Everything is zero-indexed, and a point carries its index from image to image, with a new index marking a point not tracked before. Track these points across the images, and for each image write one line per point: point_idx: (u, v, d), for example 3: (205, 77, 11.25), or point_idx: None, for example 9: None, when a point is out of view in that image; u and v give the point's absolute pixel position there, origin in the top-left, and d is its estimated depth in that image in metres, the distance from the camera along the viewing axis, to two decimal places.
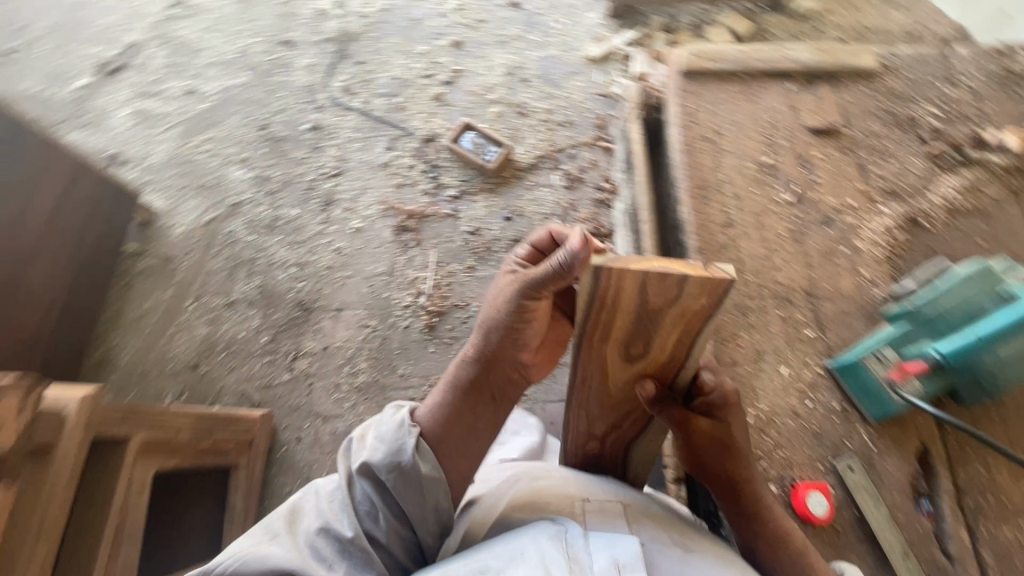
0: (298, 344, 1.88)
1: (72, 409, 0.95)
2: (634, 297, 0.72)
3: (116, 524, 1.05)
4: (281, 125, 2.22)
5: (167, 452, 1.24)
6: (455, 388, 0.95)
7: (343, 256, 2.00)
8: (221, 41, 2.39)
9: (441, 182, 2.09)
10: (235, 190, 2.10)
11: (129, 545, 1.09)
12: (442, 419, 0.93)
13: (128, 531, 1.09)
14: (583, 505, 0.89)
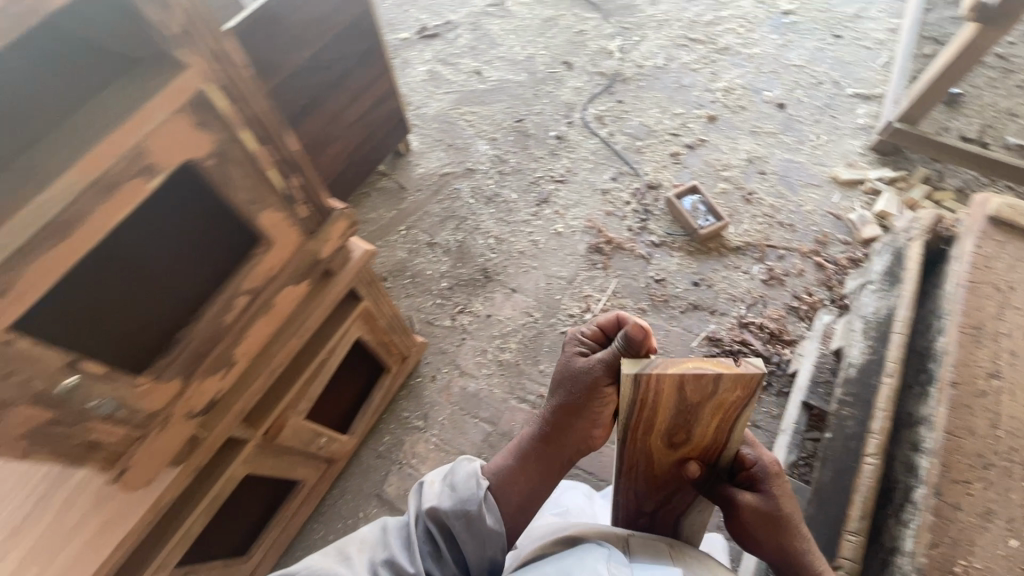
0: (468, 302, 2.07)
1: (357, 255, 1.16)
2: (673, 397, 0.66)
3: (323, 358, 1.24)
4: (534, 125, 2.50)
5: (369, 328, 1.42)
6: (523, 454, 0.98)
7: (536, 249, 2.18)
8: (516, 43, 2.76)
9: (647, 226, 2.20)
10: (475, 159, 2.40)
11: (318, 381, 1.27)
12: (505, 480, 0.96)
13: (324, 370, 1.27)
14: (627, 541, 0.84)
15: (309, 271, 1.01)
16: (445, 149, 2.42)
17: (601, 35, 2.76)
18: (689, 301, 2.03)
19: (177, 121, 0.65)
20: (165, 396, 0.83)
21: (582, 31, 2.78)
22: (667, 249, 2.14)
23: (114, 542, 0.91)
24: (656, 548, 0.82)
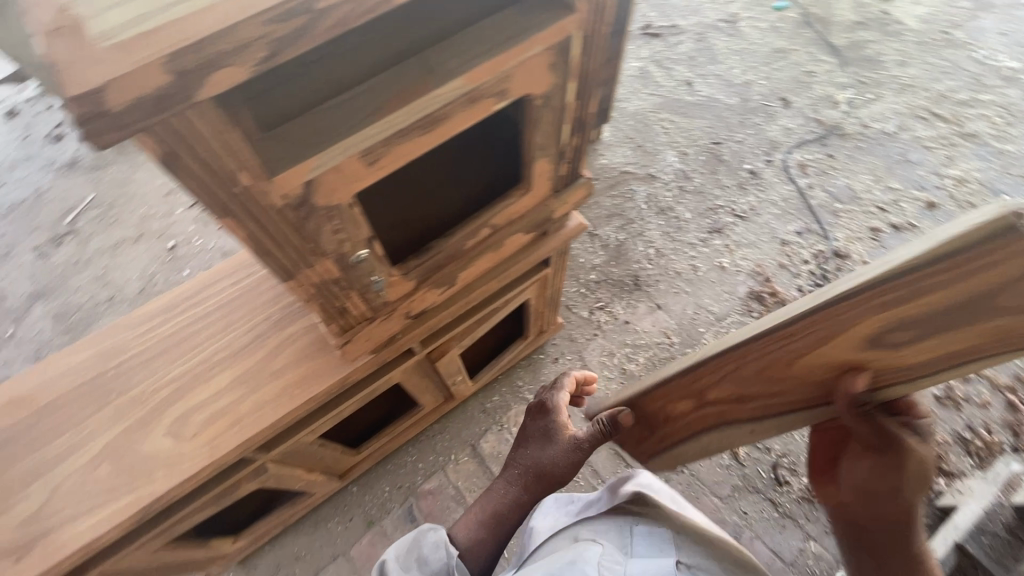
0: (610, 302, 2.06)
1: (573, 224, 1.16)
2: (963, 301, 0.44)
3: (498, 306, 1.26)
4: (730, 152, 2.39)
5: (538, 295, 1.44)
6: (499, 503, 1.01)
7: (694, 275, 2.10)
8: (737, 65, 2.64)
9: None
10: (660, 168, 2.36)
11: (482, 325, 1.31)
12: (481, 532, 0.98)
13: (491, 317, 1.30)
14: (629, 531, 0.95)
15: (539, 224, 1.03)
16: (634, 148, 2.40)
17: (831, 81, 2.56)
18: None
19: (543, 58, 0.68)
20: (400, 293, 0.90)
21: (812, 72, 2.59)
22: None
23: (306, 396, 1.02)
24: (657, 538, 0.92)
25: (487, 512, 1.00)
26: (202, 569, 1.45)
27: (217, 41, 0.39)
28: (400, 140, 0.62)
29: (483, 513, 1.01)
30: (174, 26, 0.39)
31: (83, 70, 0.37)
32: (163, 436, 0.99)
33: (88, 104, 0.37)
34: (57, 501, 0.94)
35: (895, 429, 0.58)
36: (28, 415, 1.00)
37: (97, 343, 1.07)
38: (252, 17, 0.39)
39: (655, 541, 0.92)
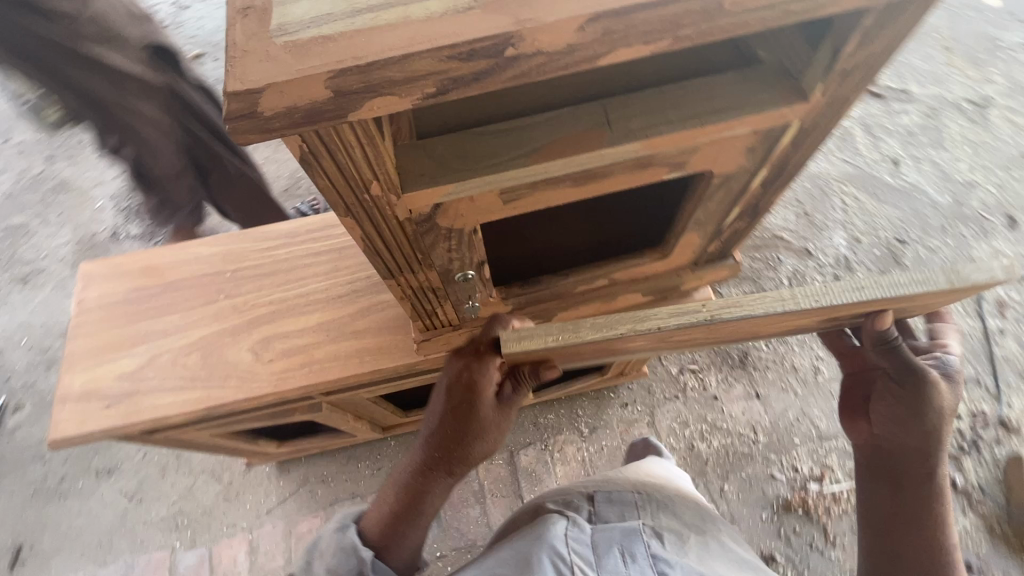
0: (705, 368, 1.84)
1: (699, 298, 1.02)
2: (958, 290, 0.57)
3: None
4: (915, 256, 2.00)
5: None
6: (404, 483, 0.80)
7: (812, 377, 1.80)
8: (965, 158, 2.19)
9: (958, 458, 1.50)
10: (821, 245, 2.05)
11: None
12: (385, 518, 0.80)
13: None
14: (586, 504, 0.90)
15: (663, 291, 0.91)
16: (799, 214, 2.09)
17: None
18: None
19: (743, 138, 0.57)
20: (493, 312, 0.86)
21: None
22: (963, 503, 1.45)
23: (376, 366, 1.03)
24: (619, 506, 0.88)
25: (400, 496, 0.80)
26: (243, 457, 1.57)
27: (387, 67, 0.34)
28: (547, 186, 0.56)
29: (394, 503, 0.80)
30: (352, 40, 0.35)
31: (251, 64, 0.34)
32: (248, 349, 1.06)
33: (243, 101, 0.34)
34: (152, 368, 1.05)
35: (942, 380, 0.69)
36: (156, 284, 1.13)
37: (225, 242, 1.17)
38: (431, 51, 0.35)
39: (615, 506, 0.88)
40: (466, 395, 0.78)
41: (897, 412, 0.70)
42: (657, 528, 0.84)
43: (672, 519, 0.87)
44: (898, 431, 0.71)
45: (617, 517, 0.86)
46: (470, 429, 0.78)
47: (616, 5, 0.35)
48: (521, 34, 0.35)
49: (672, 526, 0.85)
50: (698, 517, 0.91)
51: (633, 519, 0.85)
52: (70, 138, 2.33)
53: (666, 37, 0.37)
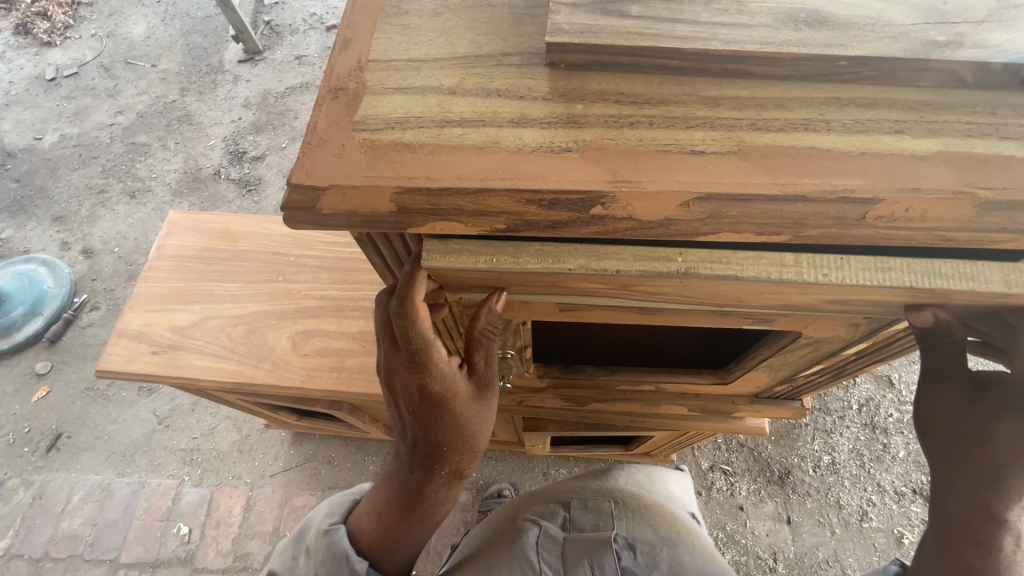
0: (740, 474, 1.69)
1: (747, 425, 0.93)
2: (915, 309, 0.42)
3: (611, 426, 1.09)
4: None
5: (659, 438, 1.23)
6: (387, 501, 0.60)
7: (856, 521, 1.62)
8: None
9: None
10: (909, 381, 1.81)
11: (584, 427, 1.16)
12: (374, 534, 0.62)
13: (598, 427, 1.14)
14: (563, 508, 0.69)
15: (707, 408, 0.83)
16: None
17: None
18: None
19: (842, 316, 0.49)
20: (527, 385, 0.82)
21: None
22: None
23: None
24: (597, 512, 0.68)
25: (385, 512, 0.60)
26: (264, 419, 1.63)
27: (459, 195, 0.31)
28: (609, 310, 0.51)
29: (382, 520, 0.61)
30: (432, 156, 0.32)
31: (323, 158, 0.33)
32: (289, 336, 1.08)
33: (304, 194, 0.32)
34: (201, 329, 1.10)
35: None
36: (227, 250, 1.18)
37: (298, 227, 1.21)
38: (510, 190, 0.31)
39: (593, 512, 0.68)
40: (436, 404, 0.49)
41: (938, 419, 0.46)
42: (632, 540, 0.63)
43: (656, 529, 0.65)
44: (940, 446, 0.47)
45: (590, 527, 0.65)
46: (457, 432, 0.51)
47: (734, 190, 0.30)
48: (614, 195, 0.31)
49: (652, 539, 0.64)
50: (693, 535, 0.68)
51: (609, 530, 0.64)
52: (205, 77, 2.50)
53: (785, 232, 0.31)
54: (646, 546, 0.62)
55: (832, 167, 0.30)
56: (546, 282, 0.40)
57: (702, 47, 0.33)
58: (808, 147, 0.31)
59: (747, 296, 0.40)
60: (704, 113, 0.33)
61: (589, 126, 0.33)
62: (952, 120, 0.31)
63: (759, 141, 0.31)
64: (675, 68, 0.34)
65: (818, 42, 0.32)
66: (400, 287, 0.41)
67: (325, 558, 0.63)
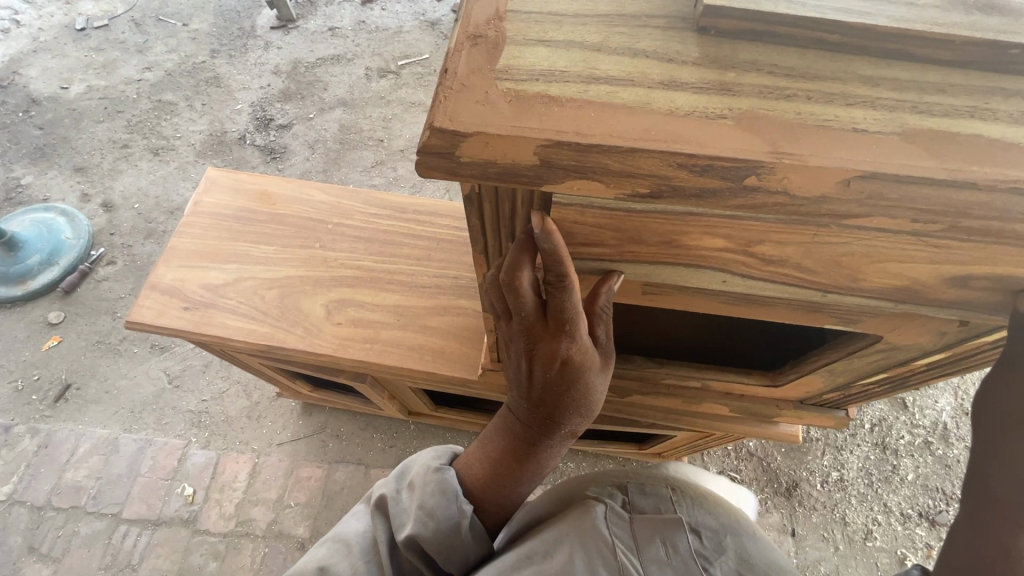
0: (748, 483, 1.69)
1: (783, 431, 0.92)
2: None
3: (640, 421, 1.08)
4: None
5: (683, 438, 1.22)
6: (493, 462, 0.59)
7: (860, 539, 1.62)
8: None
9: None
10: (924, 406, 1.80)
11: (610, 420, 1.15)
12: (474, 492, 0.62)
13: (625, 422, 1.13)
14: (617, 490, 0.68)
15: (750, 410, 0.82)
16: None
17: None
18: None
19: (934, 321, 0.48)
20: None
21: None
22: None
23: (433, 369, 1.01)
24: (656, 497, 0.66)
25: (489, 472, 0.60)
26: (277, 387, 1.62)
27: (609, 154, 0.30)
28: (694, 299, 0.50)
29: (484, 480, 0.60)
30: (581, 112, 0.31)
31: (464, 104, 0.31)
32: (322, 304, 1.07)
33: (445, 140, 0.31)
34: (234, 289, 1.09)
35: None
36: (263, 212, 1.17)
37: (336, 196, 1.19)
38: (663, 153, 0.30)
39: (651, 496, 0.67)
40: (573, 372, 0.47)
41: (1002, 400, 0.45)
42: (695, 525, 0.62)
43: (716, 515, 0.65)
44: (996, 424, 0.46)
45: (652, 509, 0.64)
46: (584, 400, 0.50)
47: (902, 172, 0.29)
48: (771, 166, 0.29)
49: (713, 524, 0.63)
50: (750, 522, 0.68)
51: (670, 514, 0.63)
52: (236, 40, 2.47)
53: (943, 221, 0.30)
54: (710, 531, 0.62)
55: (1002, 157, 0.29)
56: (665, 238, 0.38)
57: (867, 23, 0.31)
58: (975, 134, 0.30)
59: (870, 267, 0.38)
60: (863, 92, 0.31)
61: (744, 95, 0.31)
62: None
63: (923, 124, 0.30)
64: (833, 43, 0.32)
65: (990, 28, 0.31)
66: (551, 253, 0.39)
67: (436, 493, 0.59)
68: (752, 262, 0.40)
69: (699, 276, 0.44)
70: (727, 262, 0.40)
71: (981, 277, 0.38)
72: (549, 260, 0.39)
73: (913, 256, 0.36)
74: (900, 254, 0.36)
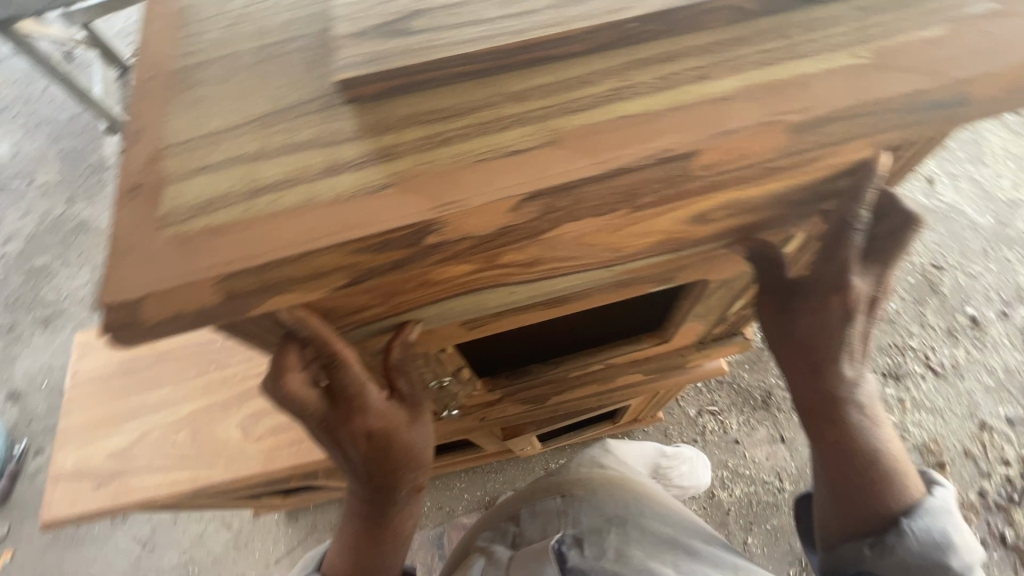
0: (726, 411, 1.62)
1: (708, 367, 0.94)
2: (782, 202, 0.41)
3: (589, 408, 1.09)
4: (954, 283, 1.69)
5: (641, 402, 1.24)
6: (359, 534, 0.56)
7: None
8: (1010, 173, 1.82)
9: (1008, 510, 1.44)
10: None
11: (565, 416, 1.15)
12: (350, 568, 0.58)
13: (578, 412, 1.13)
14: (512, 523, 0.71)
15: (661, 366, 0.84)
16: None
17: None
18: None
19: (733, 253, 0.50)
20: (482, 404, 0.80)
21: None
22: (1014, 563, 1.38)
23: None
24: (544, 518, 0.69)
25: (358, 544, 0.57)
26: (248, 510, 1.55)
27: (286, 265, 0.29)
28: (514, 312, 0.50)
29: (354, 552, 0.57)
30: (247, 232, 0.30)
31: (129, 268, 0.30)
32: (237, 425, 1.03)
33: (121, 311, 0.30)
34: (143, 446, 1.03)
35: (854, 277, 0.42)
36: (147, 357, 1.11)
37: None
38: (335, 246, 0.29)
39: (541, 518, 0.69)
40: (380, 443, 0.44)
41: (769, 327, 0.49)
42: (578, 535, 0.63)
43: (602, 512, 0.66)
44: (767, 349, 0.50)
45: (539, 535, 0.66)
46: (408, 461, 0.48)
47: (558, 181, 0.29)
48: (441, 220, 0.29)
49: (598, 524, 0.65)
50: (648, 497, 0.70)
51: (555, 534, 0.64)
52: (88, 179, 2.36)
53: (622, 207, 0.31)
54: (592, 537, 0.63)
55: (645, 131, 0.30)
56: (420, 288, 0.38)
57: (494, 46, 0.32)
58: (618, 117, 0.30)
59: (621, 239, 0.39)
60: (515, 109, 0.32)
61: (402, 155, 0.31)
62: (748, 52, 0.31)
63: (571, 124, 0.31)
64: (476, 71, 0.32)
65: (600, 12, 0.31)
66: (314, 338, 0.36)
67: None
68: (517, 271, 0.40)
69: (489, 297, 0.44)
70: (493, 279, 0.40)
71: (720, 212, 0.39)
72: (316, 344, 0.37)
73: (646, 222, 0.37)
74: (634, 223, 0.36)
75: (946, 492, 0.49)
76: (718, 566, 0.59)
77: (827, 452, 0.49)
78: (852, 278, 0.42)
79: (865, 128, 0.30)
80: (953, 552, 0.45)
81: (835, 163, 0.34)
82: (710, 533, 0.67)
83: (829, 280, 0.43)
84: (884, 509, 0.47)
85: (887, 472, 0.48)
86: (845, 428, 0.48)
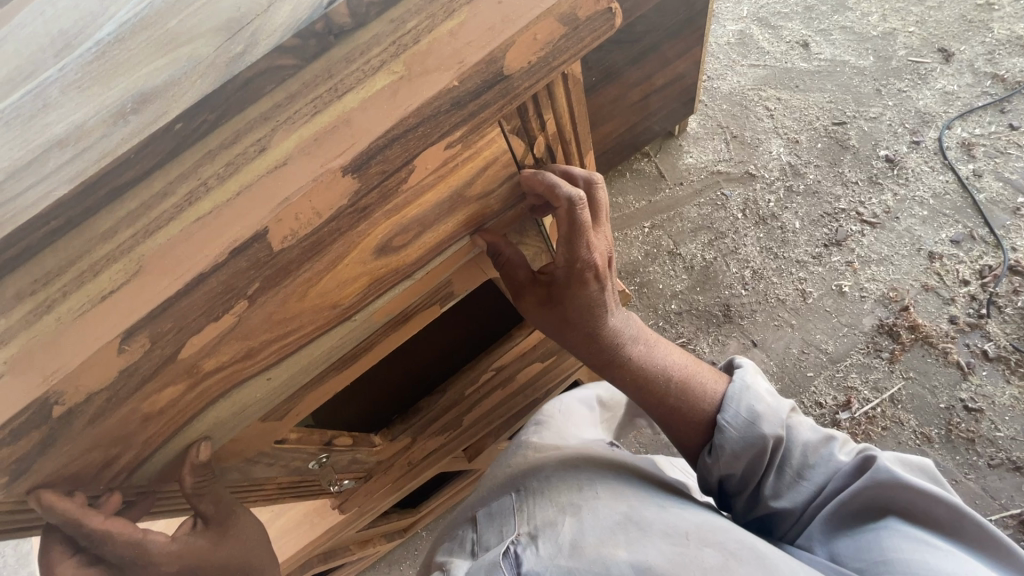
0: (694, 339, 1.37)
1: None
2: (464, 194, 0.39)
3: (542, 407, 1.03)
4: (858, 132, 1.50)
5: None
6: None
7: (803, 303, 1.36)
8: (874, 9, 1.66)
9: (982, 325, 1.28)
10: (762, 162, 1.51)
11: None
12: None
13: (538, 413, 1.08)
14: (468, 530, 0.59)
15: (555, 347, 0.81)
16: (726, 138, 1.54)
17: None
18: (1008, 455, 1.17)
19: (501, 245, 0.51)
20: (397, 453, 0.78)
21: (991, 5, 1.60)
22: (1005, 371, 1.23)
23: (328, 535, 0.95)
24: (500, 519, 0.56)
25: None
26: None
27: None
28: (308, 388, 0.49)
29: None
30: None
31: None
32: None
33: None
34: None
35: (593, 257, 0.47)
36: None
37: None
38: None
39: (496, 520, 0.56)
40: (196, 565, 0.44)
41: (545, 321, 0.53)
42: (534, 531, 0.52)
43: (554, 502, 0.54)
44: (553, 334, 0.54)
45: (496, 541, 0.54)
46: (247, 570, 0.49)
47: (150, 307, 0.30)
48: (56, 390, 0.30)
49: (553, 516, 0.52)
50: (606, 471, 0.57)
51: (511, 535, 0.53)
52: None
53: (236, 301, 0.32)
54: (548, 529, 0.51)
55: (219, 227, 0.30)
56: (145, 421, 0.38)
57: (58, 198, 0.31)
58: (196, 221, 0.30)
59: (317, 303, 0.37)
60: (105, 249, 0.31)
61: (11, 337, 0.30)
62: (300, 106, 0.31)
63: (153, 246, 0.30)
64: (63, 225, 0.31)
65: (146, 125, 0.31)
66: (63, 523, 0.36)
67: None
68: None
69: (248, 395, 0.43)
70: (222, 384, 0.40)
71: (396, 239, 0.37)
72: (71, 525, 0.37)
73: (320, 282, 0.36)
74: (307, 289, 0.35)
75: (743, 372, 0.56)
76: (675, 536, 0.46)
77: (635, 386, 0.58)
78: (596, 255, 0.47)
79: (426, 138, 0.31)
80: (762, 421, 0.51)
81: (443, 170, 0.34)
82: (675, 497, 0.55)
83: (581, 263, 0.48)
84: (699, 409, 0.55)
85: (681, 377, 0.57)
86: (632, 360, 0.57)
